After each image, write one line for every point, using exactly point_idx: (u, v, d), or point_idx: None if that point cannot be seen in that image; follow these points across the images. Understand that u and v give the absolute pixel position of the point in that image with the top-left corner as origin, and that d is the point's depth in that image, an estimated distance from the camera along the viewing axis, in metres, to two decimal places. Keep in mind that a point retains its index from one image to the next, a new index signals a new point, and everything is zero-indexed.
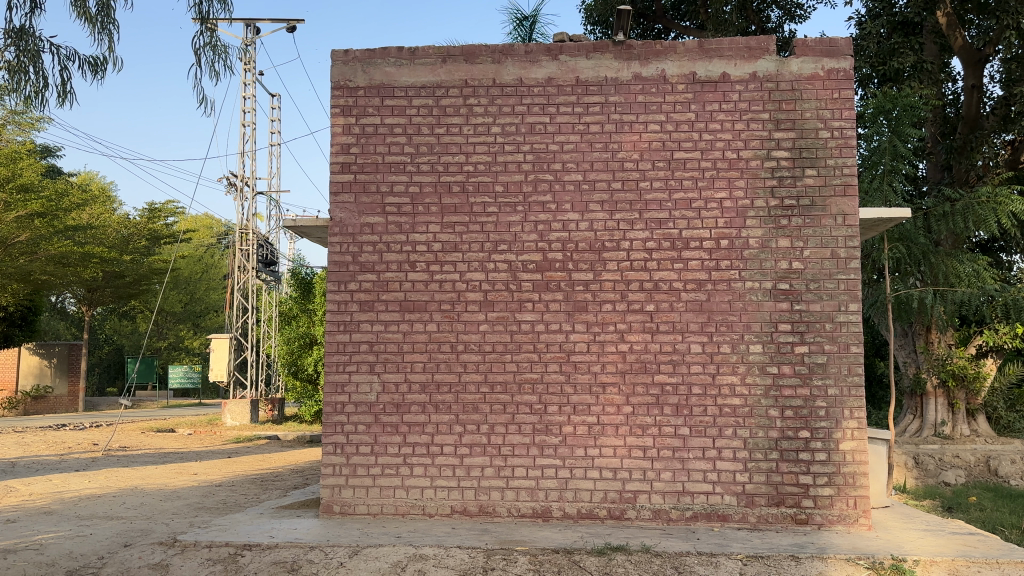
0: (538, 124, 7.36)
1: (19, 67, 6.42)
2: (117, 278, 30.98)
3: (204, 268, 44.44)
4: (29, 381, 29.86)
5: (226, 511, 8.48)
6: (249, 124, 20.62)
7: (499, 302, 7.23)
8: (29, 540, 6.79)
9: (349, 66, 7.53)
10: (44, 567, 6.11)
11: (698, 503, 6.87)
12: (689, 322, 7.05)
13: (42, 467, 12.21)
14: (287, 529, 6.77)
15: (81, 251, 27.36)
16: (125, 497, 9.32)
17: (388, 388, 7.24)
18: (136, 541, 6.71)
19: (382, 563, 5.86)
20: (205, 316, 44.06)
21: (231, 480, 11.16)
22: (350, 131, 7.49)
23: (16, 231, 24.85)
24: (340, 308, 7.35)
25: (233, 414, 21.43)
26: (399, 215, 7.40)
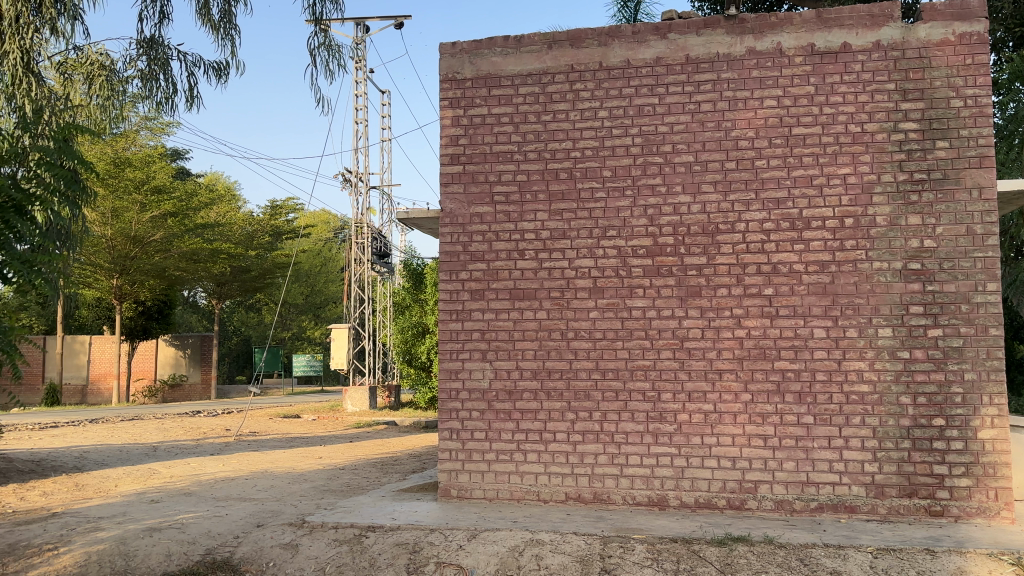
0: (647, 105, 7.22)
1: (151, 75, 8.30)
2: (243, 273, 32.67)
3: (322, 261, 46.27)
4: (167, 370, 31.71)
5: (350, 493, 8.80)
6: (360, 121, 21.33)
7: (609, 288, 7.16)
8: (171, 519, 7.25)
9: (456, 58, 7.62)
10: (187, 544, 6.50)
11: (824, 494, 6.60)
12: (812, 305, 6.77)
13: (182, 451, 13.05)
14: (408, 511, 6.97)
15: (211, 248, 28.96)
16: (257, 479, 9.83)
17: (500, 375, 7.31)
18: (268, 521, 7.06)
19: (500, 547, 5.93)
20: (324, 306, 45.94)
21: (352, 463, 11.58)
22: (459, 122, 7.59)
23: (152, 231, 26.83)
24: (452, 297, 7.48)
25: (353, 400, 22.17)
26: (507, 204, 7.44)
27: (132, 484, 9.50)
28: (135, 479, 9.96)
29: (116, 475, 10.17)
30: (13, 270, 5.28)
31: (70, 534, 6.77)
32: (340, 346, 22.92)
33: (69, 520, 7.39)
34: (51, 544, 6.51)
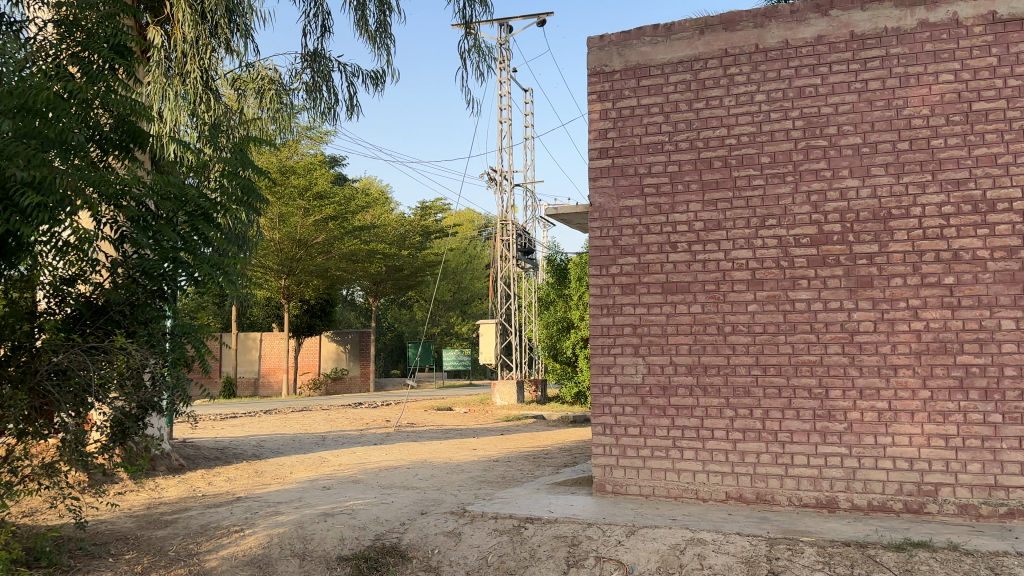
0: (808, 86, 6.89)
1: (315, 87, 8.81)
2: (397, 272, 34.07)
3: (469, 259, 47.50)
4: (329, 364, 33.58)
5: (506, 485, 8.97)
6: (505, 120, 21.74)
7: (769, 280, 6.90)
8: (342, 505, 7.67)
9: (605, 51, 7.59)
10: (358, 529, 6.85)
11: (1015, 500, 6.07)
12: (999, 295, 6.24)
13: (347, 440, 13.79)
14: (564, 505, 7.03)
15: (367, 249, 30.50)
16: (417, 468, 10.23)
17: (654, 370, 7.21)
18: (431, 510, 7.33)
19: (661, 544, 5.86)
20: (472, 303, 47.12)
21: (506, 455, 11.82)
22: (607, 115, 7.55)
23: (315, 234, 28.47)
24: (602, 292, 7.47)
25: (502, 395, 22.58)
26: (659, 196, 7.33)
27: (305, 472, 10.13)
28: (306, 466, 10.61)
29: (290, 463, 10.88)
30: (202, 272, 5.72)
31: (254, 518, 7.31)
32: (488, 342, 23.62)
33: (252, 504, 7.97)
34: (238, 526, 7.05)
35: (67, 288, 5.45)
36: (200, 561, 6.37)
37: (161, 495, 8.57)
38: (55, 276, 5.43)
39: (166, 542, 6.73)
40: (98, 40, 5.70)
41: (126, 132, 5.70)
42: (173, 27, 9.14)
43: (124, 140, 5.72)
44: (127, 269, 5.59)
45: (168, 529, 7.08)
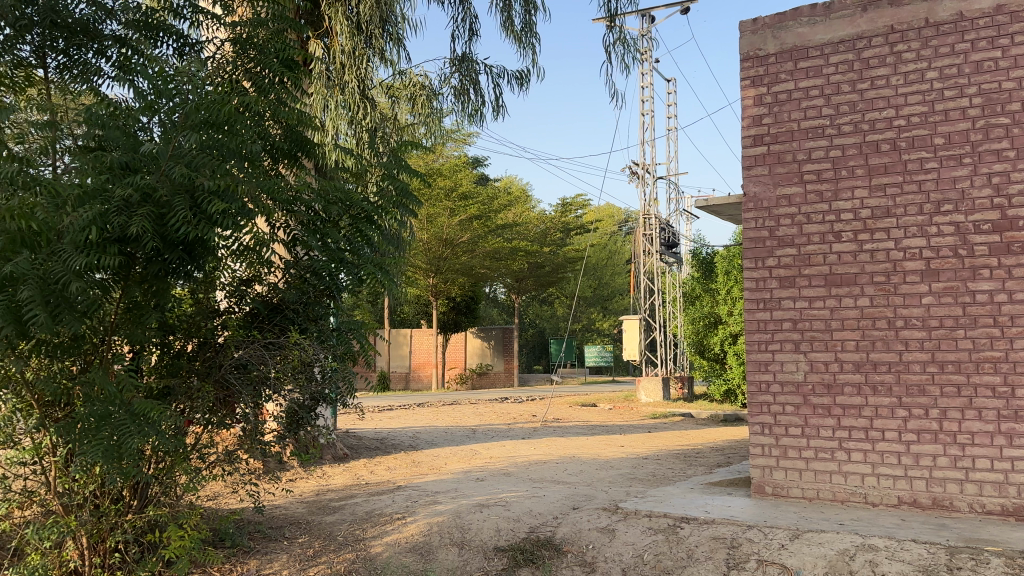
0: (988, 60, 6.35)
1: (463, 89, 9.03)
2: (539, 269, 34.40)
3: (610, 254, 47.23)
4: (475, 360, 34.35)
5: (657, 483, 8.84)
6: (648, 113, 21.44)
7: (946, 270, 6.40)
8: (497, 497, 7.81)
9: (758, 35, 7.30)
10: (513, 521, 6.95)
11: None
12: None
13: (496, 434, 14.05)
14: (721, 506, 6.83)
15: (510, 246, 30.97)
16: (567, 464, 10.27)
17: (816, 367, 6.88)
18: (583, 505, 7.33)
19: (828, 549, 5.58)
20: (614, 299, 46.81)
21: (656, 453, 11.66)
22: (762, 101, 7.27)
23: (460, 233, 29.22)
24: (759, 285, 7.20)
25: (647, 392, 22.28)
26: (819, 183, 6.97)
27: (459, 464, 10.40)
28: (460, 459, 10.90)
29: (444, 455, 11.21)
30: (365, 272, 5.98)
31: (414, 506, 7.59)
32: (633, 338, 23.37)
33: (411, 493, 8.27)
34: (400, 514, 7.34)
35: (246, 289, 5.83)
36: (366, 546, 6.66)
37: (328, 483, 9.06)
38: (235, 277, 5.83)
39: (335, 527, 7.10)
40: (269, 55, 6.07)
41: (292, 141, 6.06)
42: (331, 40, 9.64)
43: (292, 149, 6.09)
44: (298, 270, 5.95)
45: (335, 515, 7.46)
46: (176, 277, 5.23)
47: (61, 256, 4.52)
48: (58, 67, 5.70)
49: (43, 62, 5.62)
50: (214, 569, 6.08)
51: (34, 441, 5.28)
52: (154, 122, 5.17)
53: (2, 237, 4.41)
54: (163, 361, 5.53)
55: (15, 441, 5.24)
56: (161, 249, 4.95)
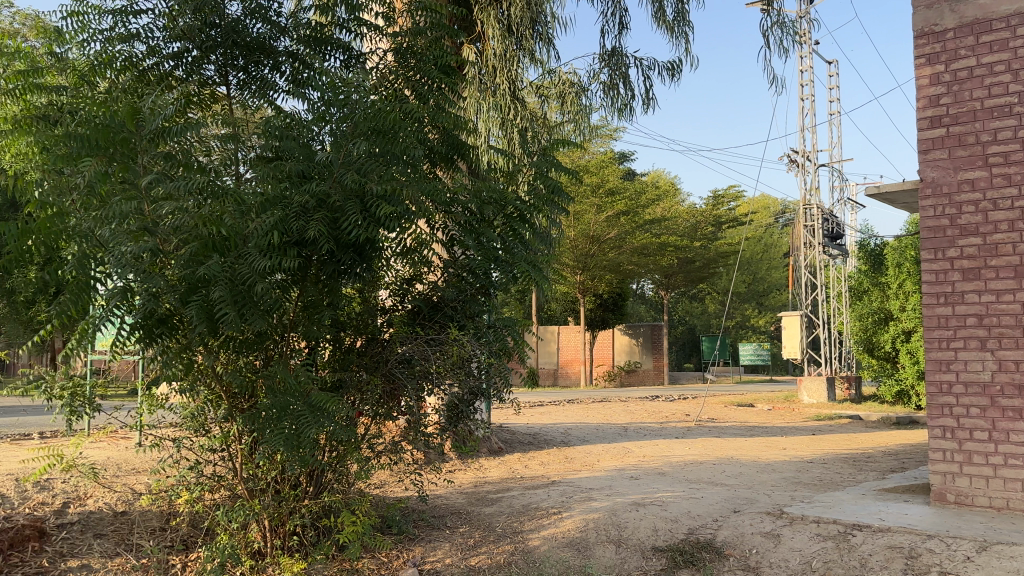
0: None
1: (613, 84, 8.98)
2: (690, 264, 33.67)
3: (765, 248, 45.44)
4: (623, 357, 33.89)
5: (824, 488, 8.42)
6: (807, 98, 20.47)
7: None
8: (653, 497, 7.71)
9: (933, 9, 6.80)
10: (670, 521, 6.84)
11: None
12: None
13: (649, 433, 13.87)
14: (897, 513, 6.42)
15: (660, 241, 30.49)
16: (725, 465, 9.99)
17: (1005, 366, 6.32)
18: (744, 508, 7.10)
19: (1021, 565, 5.12)
20: (770, 294, 45.00)
21: (821, 457, 11.11)
22: (939, 80, 6.75)
23: (608, 229, 29.12)
24: (938, 278, 6.70)
25: (809, 392, 21.28)
26: (1007, 166, 6.39)
27: (613, 461, 10.36)
28: (614, 456, 10.85)
29: (597, 452, 11.19)
30: (519, 269, 6.03)
31: (570, 502, 7.63)
32: (792, 335, 22.39)
33: (566, 489, 8.33)
34: (556, 509, 7.41)
35: (408, 287, 6.06)
36: (524, 539, 6.77)
37: (485, 475, 9.28)
38: (399, 276, 6.09)
39: (493, 519, 7.26)
40: (427, 62, 6.29)
41: (449, 144, 6.22)
42: (484, 45, 9.87)
43: (448, 152, 6.26)
44: (455, 269, 6.06)
45: (494, 507, 7.64)
46: (347, 277, 5.49)
47: (247, 259, 4.91)
48: (239, 83, 6.12)
49: (225, 79, 6.07)
50: (383, 554, 6.36)
51: (223, 429, 5.74)
52: (325, 131, 5.50)
53: (196, 243, 4.84)
54: (334, 355, 5.88)
55: (206, 429, 5.74)
56: (335, 252, 5.26)
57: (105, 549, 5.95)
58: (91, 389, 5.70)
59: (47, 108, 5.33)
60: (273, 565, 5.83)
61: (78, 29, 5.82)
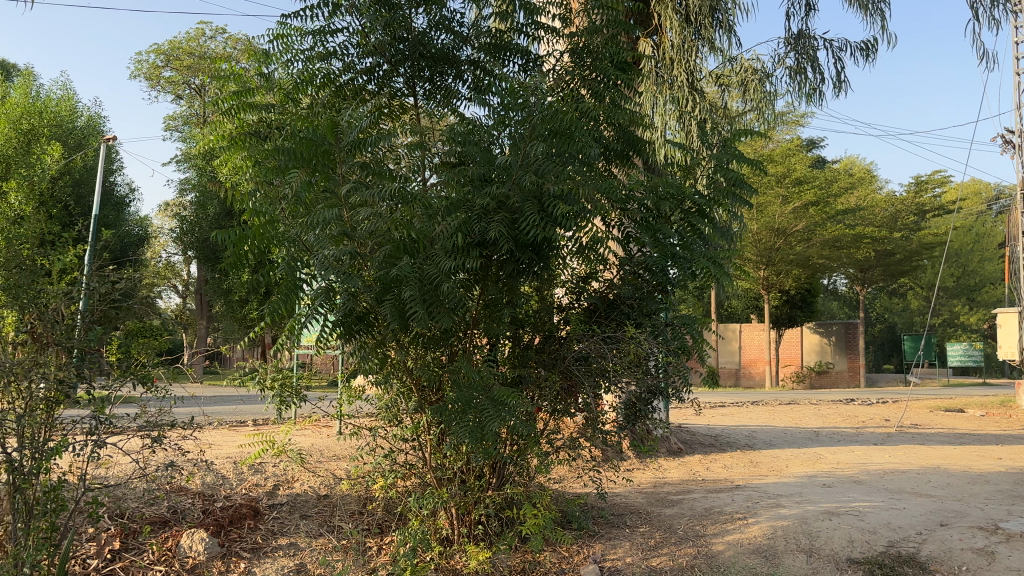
0: None
1: None
2: (888, 257, 31.35)
3: (976, 238, 41.41)
4: (813, 357, 32.27)
5: None
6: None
7: None
8: (848, 506, 7.29)
9: None
10: (867, 533, 6.46)
11: None
12: None
13: (843, 438, 13.09)
14: None
15: (853, 233, 28.67)
16: (930, 475, 9.24)
17: None
18: (952, 523, 6.58)
19: None
20: (982, 289, 40.95)
21: None
22: None
23: (795, 222, 27.77)
24: None
25: None
26: None
27: (802, 467, 9.90)
28: (803, 461, 10.36)
29: (785, 457, 10.72)
30: (699, 267, 5.89)
31: (756, 507, 7.39)
32: (1010, 334, 20.27)
33: (752, 493, 8.06)
34: (741, 514, 7.20)
35: (585, 285, 6.09)
36: (707, 543, 6.63)
37: (665, 475, 9.17)
38: (575, 274, 6.12)
39: (675, 521, 7.17)
40: (604, 60, 6.32)
41: (625, 141, 6.20)
42: (661, 38, 9.76)
43: (625, 149, 6.24)
44: (632, 267, 6.07)
45: (675, 509, 7.54)
46: (526, 276, 5.65)
47: (434, 260, 5.19)
48: (425, 93, 6.48)
49: (413, 90, 6.44)
50: (564, 548, 6.48)
51: (414, 420, 6.08)
52: (504, 135, 5.69)
53: (389, 245, 5.19)
54: (513, 352, 6.00)
55: (399, 420, 6.14)
56: (515, 252, 5.43)
57: (310, 529, 6.48)
58: (297, 380, 6.23)
59: (258, 126, 5.96)
60: (459, 553, 6.11)
61: (283, 50, 6.37)
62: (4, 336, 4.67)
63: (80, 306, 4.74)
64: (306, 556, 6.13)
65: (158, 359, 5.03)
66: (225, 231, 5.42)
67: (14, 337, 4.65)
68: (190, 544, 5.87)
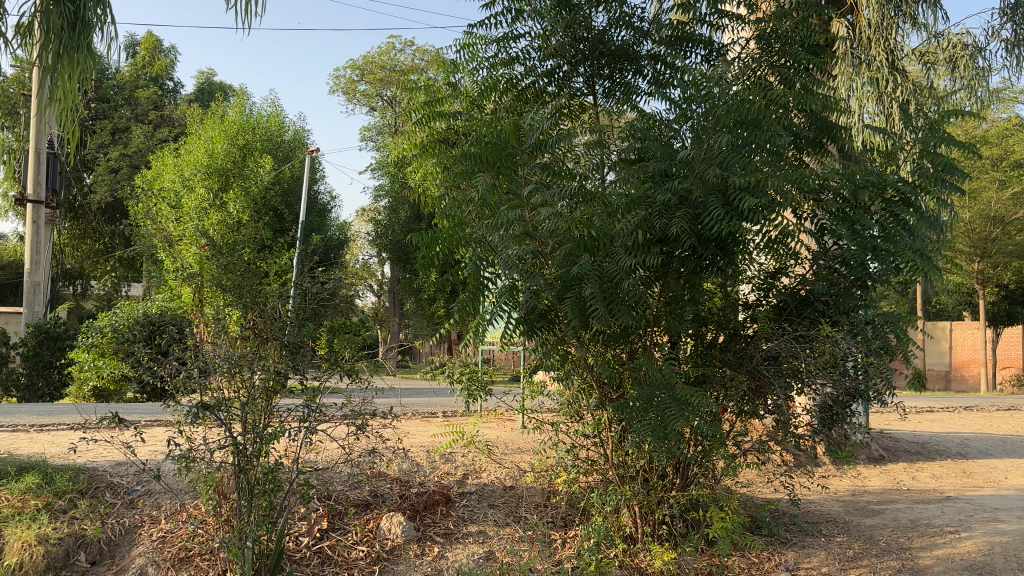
0: None
1: None
2: None
3: None
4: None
5: None
6: None
7: None
8: None
9: None
10: None
11: None
12: None
13: None
14: None
15: None
16: None
17: None
18: None
19: None
20: None
21: None
22: None
23: (1015, 208, 25.11)
24: None
25: None
26: None
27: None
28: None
29: (1004, 468, 9.74)
30: (904, 259, 5.42)
31: (969, 521, 6.81)
32: None
33: (965, 506, 7.41)
34: (953, 528, 6.67)
35: (773, 281, 5.85)
36: (913, 556, 6.20)
37: (864, 483, 8.61)
38: (762, 270, 5.90)
39: (876, 531, 6.74)
40: (794, 44, 6.05)
41: (818, 128, 5.87)
42: (857, 18, 9.20)
43: (818, 136, 5.90)
44: (826, 261, 5.74)
45: (876, 519, 7.07)
46: (710, 272, 5.48)
47: (615, 257, 5.21)
48: (605, 91, 6.47)
49: (593, 89, 6.46)
50: (753, 554, 6.25)
51: (595, 417, 6.12)
52: (687, 128, 5.58)
53: (569, 244, 5.25)
54: (696, 350, 5.91)
55: (581, 416, 6.18)
56: (698, 247, 5.29)
57: (498, 518, 6.70)
58: (483, 375, 6.49)
59: (447, 133, 6.31)
60: (644, 552, 6.04)
61: (469, 58, 6.64)
62: (229, 331, 5.17)
63: (291, 305, 5.22)
64: (494, 545, 6.35)
65: (359, 354, 5.40)
66: (418, 234, 5.79)
67: (238, 332, 5.15)
68: (389, 526, 6.32)
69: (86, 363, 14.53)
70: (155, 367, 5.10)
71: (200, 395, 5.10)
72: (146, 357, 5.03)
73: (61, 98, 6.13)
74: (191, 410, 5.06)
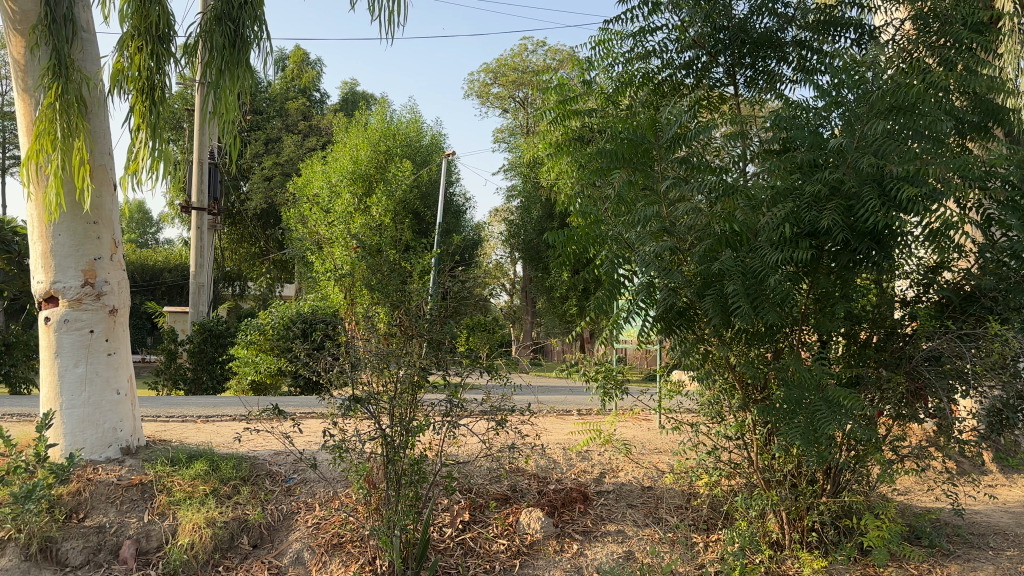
0: None
1: None
2: None
3: None
4: None
5: None
6: None
7: None
8: None
9: None
10: None
11: None
12: None
13: None
14: None
15: None
16: None
17: None
18: None
19: None
20: None
21: None
22: None
23: None
24: None
25: None
26: None
27: None
28: None
29: None
30: None
31: None
32: None
33: None
34: None
35: (933, 276, 5.51)
36: None
37: None
38: (922, 264, 5.57)
39: None
40: (955, 22, 5.67)
41: (983, 110, 5.45)
42: None
43: (983, 120, 5.49)
44: (993, 254, 5.28)
45: None
46: (865, 268, 5.18)
47: (760, 253, 5.03)
48: (747, 81, 6.30)
49: (734, 79, 6.30)
50: (912, 565, 5.89)
51: (738, 418, 5.93)
52: (836, 115, 5.37)
53: (710, 239, 5.16)
54: (849, 350, 5.65)
55: (722, 417, 6.06)
56: (850, 241, 4.98)
57: (636, 518, 6.65)
58: (619, 373, 6.41)
59: (583, 130, 6.29)
60: (792, 559, 5.81)
61: (604, 55, 6.61)
62: (377, 329, 5.35)
63: (431, 302, 5.35)
64: (634, 544, 6.31)
65: (495, 349, 5.51)
66: (556, 232, 5.84)
67: (385, 330, 5.32)
68: (529, 521, 6.39)
69: (246, 358, 15.46)
70: (312, 362, 5.40)
71: (351, 389, 5.35)
72: (304, 352, 5.33)
73: (222, 112, 7.17)
74: (344, 403, 5.32)
